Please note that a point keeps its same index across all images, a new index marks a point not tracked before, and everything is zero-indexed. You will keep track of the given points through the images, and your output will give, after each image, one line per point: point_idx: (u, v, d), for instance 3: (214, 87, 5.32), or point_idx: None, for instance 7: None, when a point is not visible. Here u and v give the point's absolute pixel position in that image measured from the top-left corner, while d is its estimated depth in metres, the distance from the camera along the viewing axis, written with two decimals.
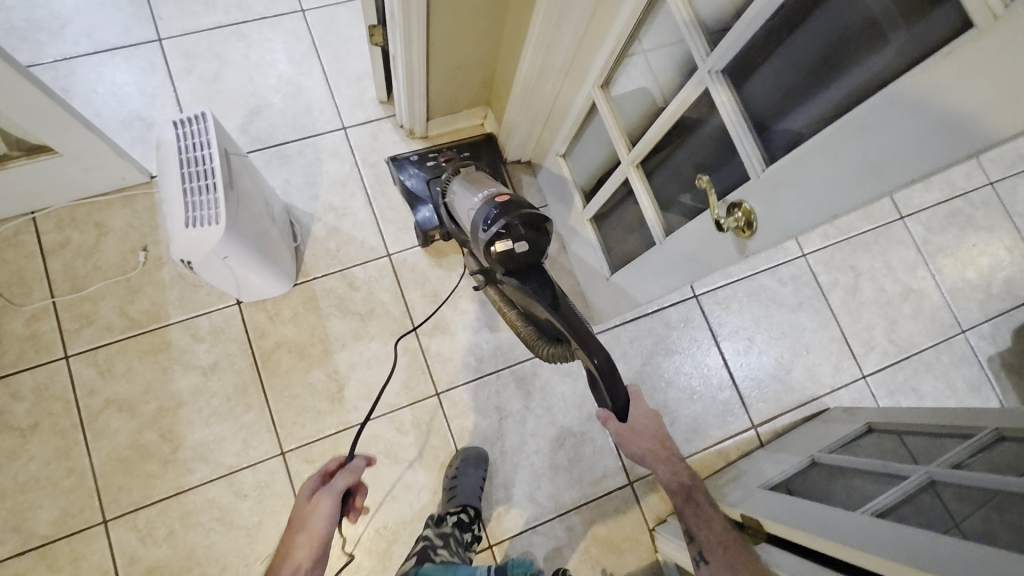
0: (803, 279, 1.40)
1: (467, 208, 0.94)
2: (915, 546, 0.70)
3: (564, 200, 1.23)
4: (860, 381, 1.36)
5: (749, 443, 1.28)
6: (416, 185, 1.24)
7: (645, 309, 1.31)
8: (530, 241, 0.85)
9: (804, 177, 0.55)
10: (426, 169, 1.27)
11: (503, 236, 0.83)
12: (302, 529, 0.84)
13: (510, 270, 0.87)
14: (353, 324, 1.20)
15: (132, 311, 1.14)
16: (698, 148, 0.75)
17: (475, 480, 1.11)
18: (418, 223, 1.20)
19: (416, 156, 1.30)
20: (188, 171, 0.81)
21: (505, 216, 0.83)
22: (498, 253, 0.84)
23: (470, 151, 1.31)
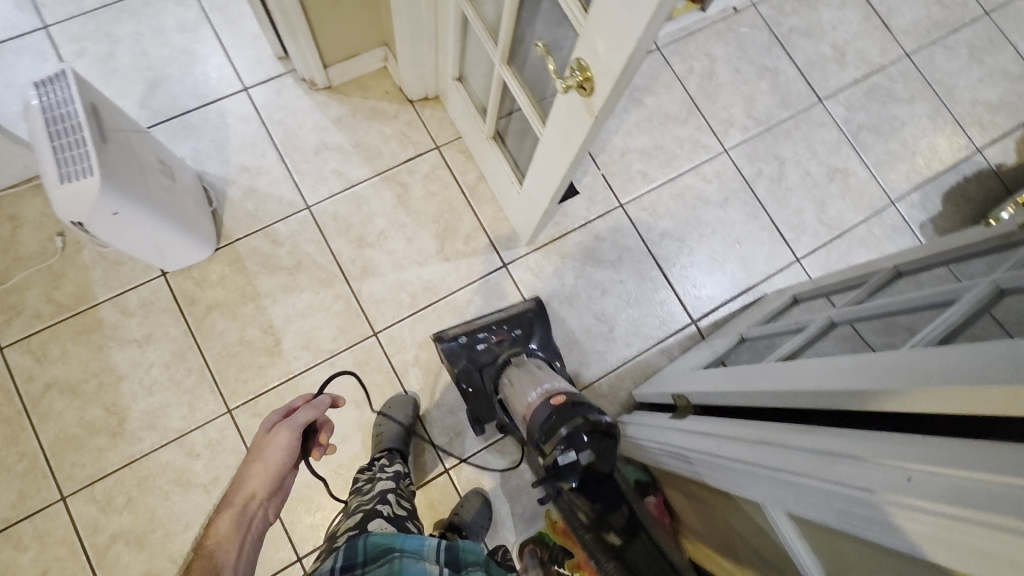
0: (728, 174, 1.41)
1: (526, 403, 0.97)
2: (823, 371, 0.70)
3: (470, 126, 1.24)
4: (795, 266, 1.37)
5: (691, 339, 1.31)
6: (461, 369, 1.15)
7: (571, 224, 1.32)
8: (594, 449, 0.85)
9: (609, 15, 0.58)
10: (474, 348, 1.16)
11: (565, 447, 0.84)
12: (258, 462, 0.83)
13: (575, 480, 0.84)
14: (283, 279, 1.22)
15: (58, 296, 1.15)
16: (545, 22, 0.77)
17: (399, 421, 1.14)
18: (474, 411, 1.15)
19: (467, 330, 1.18)
20: (55, 129, 0.82)
21: (563, 422, 0.86)
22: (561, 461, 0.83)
23: (520, 328, 1.20)
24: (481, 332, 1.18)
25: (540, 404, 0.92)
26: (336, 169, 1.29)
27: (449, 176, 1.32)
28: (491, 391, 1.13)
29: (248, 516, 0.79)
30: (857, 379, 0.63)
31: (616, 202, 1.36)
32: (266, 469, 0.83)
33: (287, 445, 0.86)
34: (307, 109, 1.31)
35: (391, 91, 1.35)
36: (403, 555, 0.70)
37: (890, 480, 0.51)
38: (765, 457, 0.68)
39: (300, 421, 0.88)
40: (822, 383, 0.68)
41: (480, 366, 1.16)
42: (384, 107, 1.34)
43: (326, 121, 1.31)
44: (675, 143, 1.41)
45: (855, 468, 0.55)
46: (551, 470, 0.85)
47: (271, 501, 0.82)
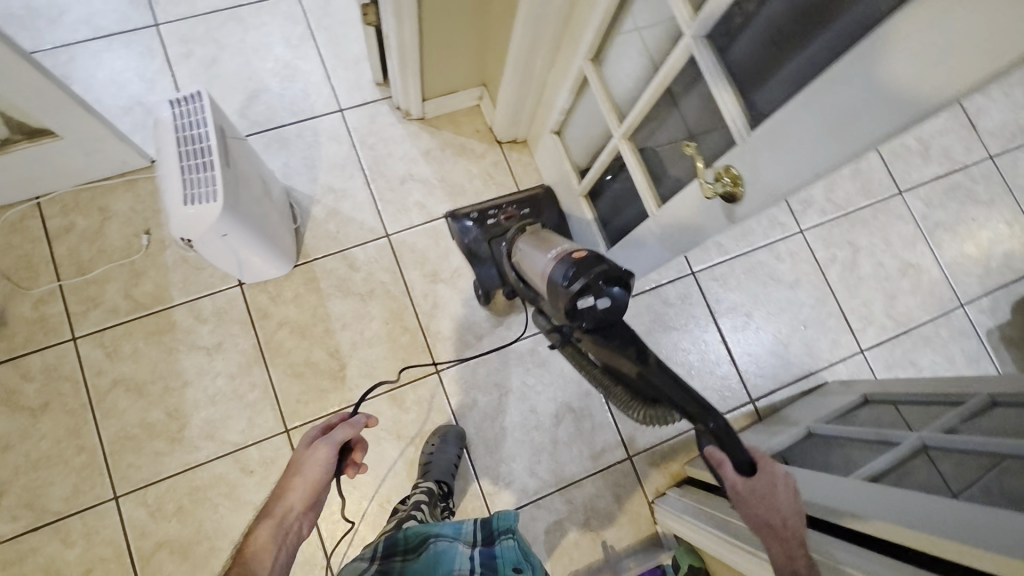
0: (801, 254, 1.40)
1: (541, 269, 0.91)
2: (912, 509, 0.71)
3: (559, 179, 1.24)
4: (858, 356, 1.36)
5: (747, 417, 1.29)
6: (472, 241, 1.21)
7: (642, 286, 1.32)
8: (612, 298, 0.78)
9: (785, 141, 0.57)
10: (484, 224, 1.22)
11: (583, 293, 0.78)
12: (296, 477, 0.74)
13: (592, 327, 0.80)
14: (354, 305, 1.22)
15: (136, 293, 1.16)
16: (687, 114, 0.76)
17: (450, 458, 1.13)
18: (482, 282, 1.20)
19: (479, 208, 1.24)
20: (185, 150, 0.83)
21: (583, 274, 0.79)
22: (580, 311, 0.78)
23: (531, 208, 1.25)
24: (491, 210, 1.24)
25: (560, 260, 0.85)
26: (419, 202, 1.30)
27: None
28: (502, 261, 1.14)
29: (285, 529, 0.71)
30: (948, 526, 0.64)
31: (688, 268, 1.35)
32: (305, 485, 0.74)
33: (325, 463, 0.76)
34: (398, 137, 1.33)
35: (482, 130, 1.36)
36: (437, 539, 0.78)
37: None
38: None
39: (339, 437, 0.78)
40: (907, 518, 0.69)
41: (487, 238, 1.21)
42: (473, 145, 1.35)
43: (415, 152, 1.32)
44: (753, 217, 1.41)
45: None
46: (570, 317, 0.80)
47: (308, 514, 0.74)
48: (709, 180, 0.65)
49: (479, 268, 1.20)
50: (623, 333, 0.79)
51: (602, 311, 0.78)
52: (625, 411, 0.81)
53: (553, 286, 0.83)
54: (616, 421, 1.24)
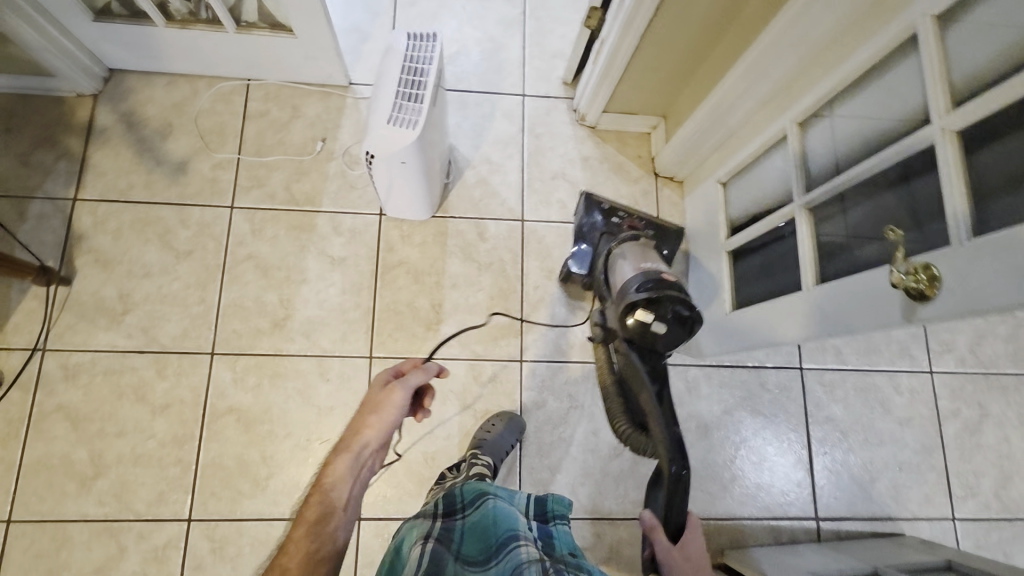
0: (922, 395, 1.30)
1: (623, 274, 1.01)
2: None
3: (706, 226, 1.23)
4: (948, 523, 1.24)
5: (805, 533, 1.21)
6: (587, 225, 1.19)
7: (744, 360, 1.28)
8: (668, 326, 0.91)
9: (1017, 257, 0.54)
10: (608, 221, 1.19)
11: (649, 308, 0.90)
12: (374, 415, 0.82)
13: (635, 340, 0.95)
14: (469, 271, 1.27)
15: (295, 189, 1.27)
16: (892, 205, 0.74)
17: (506, 443, 1.14)
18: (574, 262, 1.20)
19: (611, 205, 1.20)
20: (406, 79, 0.91)
21: (659, 293, 0.91)
22: (633, 324, 0.92)
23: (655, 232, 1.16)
24: (622, 212, 1.19)
25: (643, 274, 0.95)
26: (561, 201, 1.33)
27: None
28: (597, 258, 1.16)
29: (360, 463, 0.81)
30: None
31: (797, 361, 1.29)
32: (378, 427, 0.81)
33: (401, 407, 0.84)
34: (564, 137, 1.37)
35: (644, 156, 1.37)
36: (495, 499, 0.78)
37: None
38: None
39: (413, 383, 0.85)
40: None
41: (599, 231, 1.19)
42: (631, 168, 1.37)
43: (575, 154, 1.36)
44: (884, 338, 1.32)
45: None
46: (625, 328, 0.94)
47: (381, 451, 0.83)
48: (906, 270, 0.62)
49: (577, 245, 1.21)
50: (657, 364, 0.98)
51: (653, 332, 0.91)
52: (628, 420, 1.10)
53: (625, 288, 0.95)
54: None
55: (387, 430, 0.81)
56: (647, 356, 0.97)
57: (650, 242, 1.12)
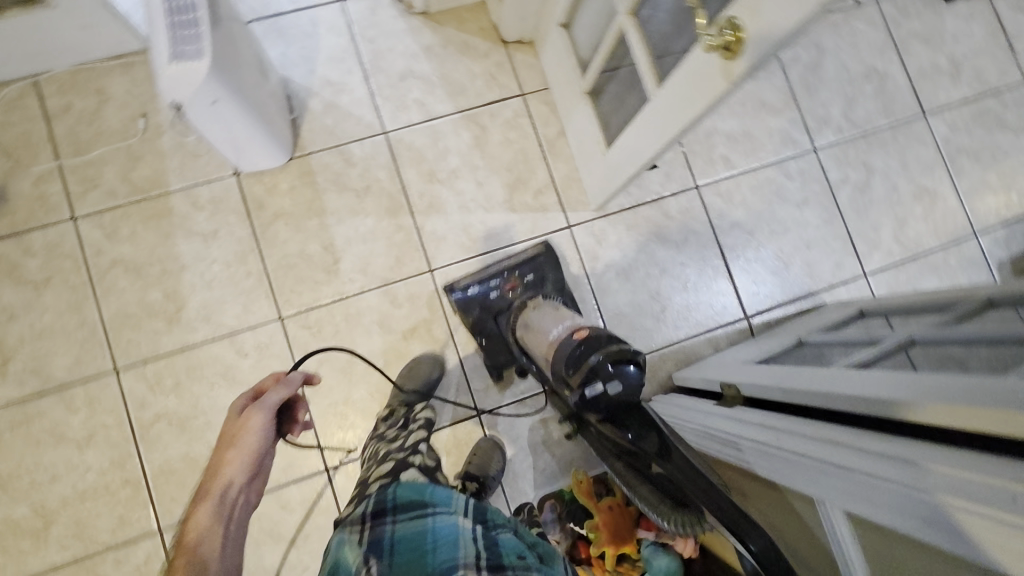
0: (811, 174, 1.36)
1: (547, 338, 0.95)
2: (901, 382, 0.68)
3: (563, 78, 1.20)
4: (860, 279, 1.34)
5: (740, 333, 1.29)
6: (474, 318, 1.17)
7: (643, 197, 1.29)
8: (624, 381, 0.80)
9: None
10: (489, 292, 1.18)
11: (592, 380, 0.80)
12: (232, 447, 0.71)
13: (608, 414, 0.82)
14: (350, 201, 1.22)
15: (134, 177, 1.17)
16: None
17: (427, 376, 1.15)
18: (488, 356, 1.17)
19: (478, 276, 1.19)
20: (172, 6, 0.81)
21: (593, 352, 0.83)
22: (591, 397, 0.80)
23: (533, 275, 1.19)
24: (495, 278, 1.19)
25: (565, 339, 0.89)
26: (419, 100, 1.27)
27: (530, 128, 1.29)
28: (506, 335, 1.13)
29: (229, 503, 0.68)
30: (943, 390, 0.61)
31: (691, 182, 1.32)
32: (242, 459, 0.71)
33: (265, 428, 0.74)
34: (399, 32, 1.28)
35: (487, 27, 1.30)
36: (434, 513, 0.67)
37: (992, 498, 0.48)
38: (829, 450, 0.65)
39: (275, 400, 0.76)
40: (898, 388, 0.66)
41: (494, 312, 1.17)
42: (477, 43, 1.30)
43: (416, 48, 1.28)
44: (764, 132, 1.35)
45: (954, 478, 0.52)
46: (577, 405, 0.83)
47: (255, 481, 0.72)
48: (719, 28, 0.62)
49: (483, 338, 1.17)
50: (639, 416, 0.81)
51: (615, 396, 0.80)
52: (654, 511, 0.80)
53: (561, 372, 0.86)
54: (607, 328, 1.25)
55: (252, 455, 0.70)
56: (614, 409, 0.81)
57: (538, 297, 1.11)
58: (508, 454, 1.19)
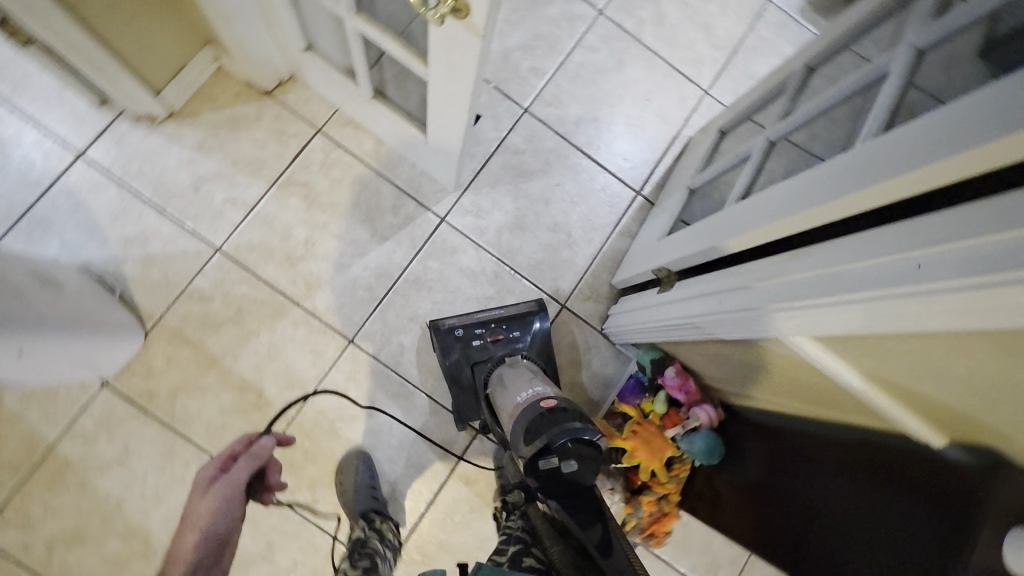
0: (612, 35, 1.35)
1: (514, 402, 0.92)
2: (786, 196, 0.69)
3: (344, 95, 1.12)
4: (708, 98, 1.36)
5: (643, 210, 1.30)
6: (451, 364, 1.12)
7: (488, 150, 1.26)
8: (582, 461, 0.78)
9: None
10: (471, 345, 1.12)
11: (546, 453, 0.77)
12: (193, 528, 0.84)
13: (550, 492, 0.80)
14: (231, 334, 1.12)
15: (6, 457, 1.03)
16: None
17: (361, 482, 1.10)
18: (459, 411, 1.13)
19: (463, 322, 1.13)
20: None
21: (546, 430, 0.79)
22: (543, 470, 0.77)
23: (520, 329, 1.14)
24: (478, 326, 1.13)
25: (528, 408, 0.85)
26: (227, 198, 1.15)
27: (347, 155, 1.20)
28: (483, 402, 1.09)
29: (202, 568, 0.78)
30: (822, 187, 0.62)
31: (520, 109, 1.29)
32: (196, 537, 0.82)
33: (224, 496, 0.87)
34: (160, 147, 1.14)
35: (242, 88, 1.18)
36: None
37: (896, 274, 0.49)
38: (776, 294, 0.66)
39: (245, 468, 0.92)
40: (788, 206, 0.68)
41: (470, 362, 1.12)
42: (244, 110, 1.18)
43: (187, 151, 1.15)
44: (551, 24, 1.33)
45: (866, 269, 0.53)
46: (530, 473, 0.79)
47: (219, 546, 0.83)
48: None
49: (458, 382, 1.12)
50: (587, 504, 0.79)
51: (567, 475, 0.78)
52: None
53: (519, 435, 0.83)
54: (535, 282, 1.24)
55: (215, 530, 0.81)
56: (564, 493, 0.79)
57: (528, 359, 1.08)
58: None
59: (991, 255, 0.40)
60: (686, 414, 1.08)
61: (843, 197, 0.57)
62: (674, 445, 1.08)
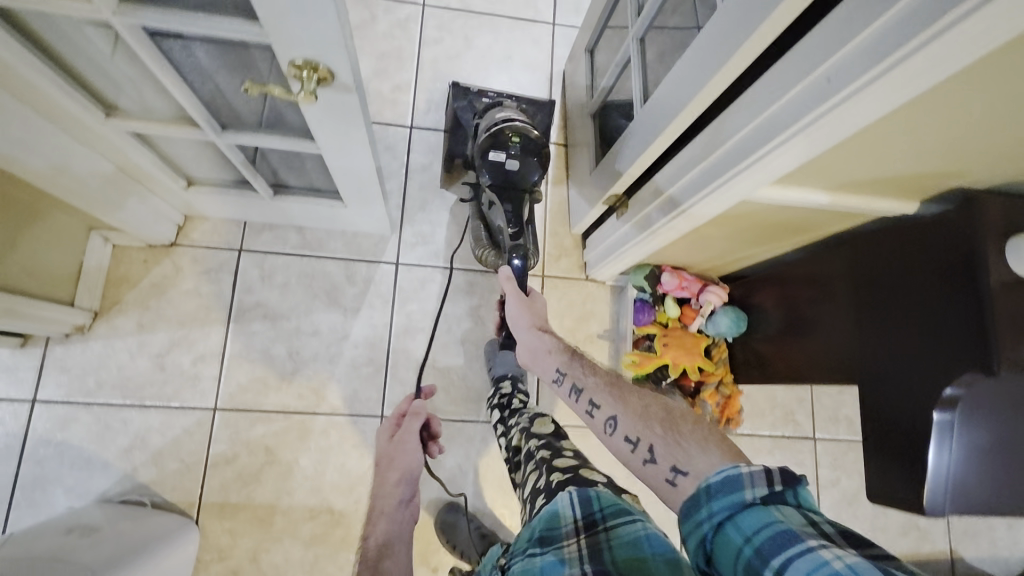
0: (446, 19, 1.35)
1: (493, 116, 1.06)
2: (685, 80, 0.74)
3: (246, 205, 1.10)
4: (559, 28, 1.38)
5: (561, 155, 1.33)
6: (459, 112, 1.16)
7: (400, 181, 1.26)
8: (522, 168, 0.99)
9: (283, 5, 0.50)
10: (478, 100, 1.16)
11: (496, 148, 0.98)
12: (389, 469, 0.93)
13: (495, 183, 1.00)
14: (274, 474, 1.10)
15: None
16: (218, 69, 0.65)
17: (468, 530, 1.09)
18: (450, 142, 1.20)
19: (483, 87, 1.17)
20: None
21: (518, 152, 0.99)
22: (490, 161, 0.98)
23: (530, 107, 1.18)
24: (488, 94, 1.16)
25: (506, 119, 1.01)
26: (194, 359, 1.12)
27: (279, 257, 1.18)
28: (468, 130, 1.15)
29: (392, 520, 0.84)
30: (712, 57, 0.66)
31: (406, 128, 1.29)
32: (397, 472, 0.93)
33: (413, 445, 0.96)
34: (103, 351, 1.09)
35: (146, 253, 1.14)
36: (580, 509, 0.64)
37: (817, 93, 0.53)
38: (725, 164, 0.70)
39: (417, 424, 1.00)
40: (692, 88, 0.72)
41: (471, 111, 1.16)
42: (160, 273, 1.14)
43: (131, 339, 1.11)
44: (387, 40, 1.32)
45: (790, 102, 0.57)
46: (481, 158, 1.00)
47: (408, 503, 0.89)
48: (297, 58, 0.56)
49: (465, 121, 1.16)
50: (518, 204, 1.02)
51: (507, 173, 0.99)
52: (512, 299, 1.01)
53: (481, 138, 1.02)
54: None
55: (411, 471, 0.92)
56: (505, 194, 1.01)
57: (530, 110, 1.15)
58: None
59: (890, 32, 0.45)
60: (698, 303, 1.13)
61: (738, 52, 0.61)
62: (702, 335, 1.14)
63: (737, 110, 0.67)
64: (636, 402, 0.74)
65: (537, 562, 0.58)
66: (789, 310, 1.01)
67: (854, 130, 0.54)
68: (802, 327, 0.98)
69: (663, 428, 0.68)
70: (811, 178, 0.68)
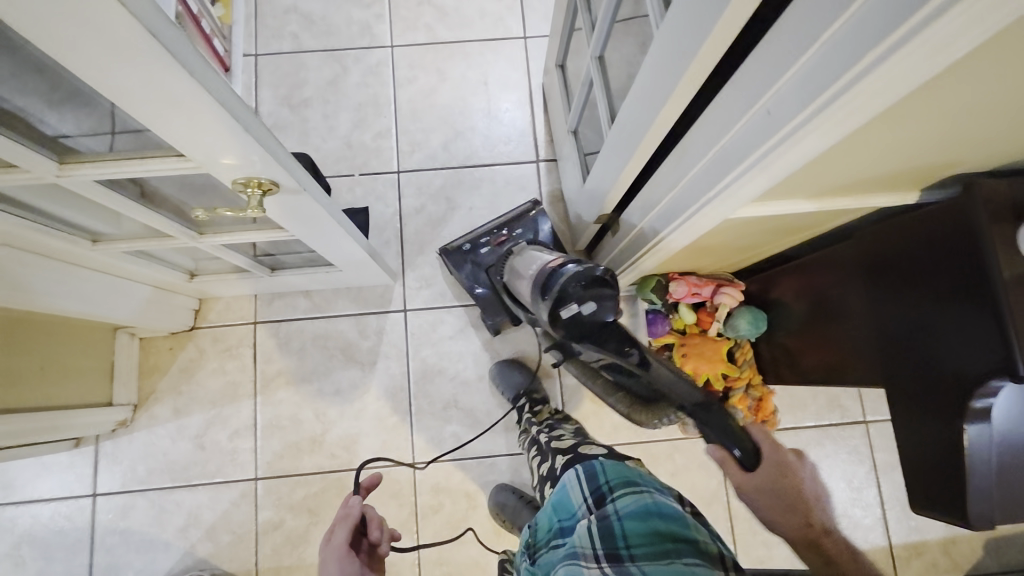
0: (415, 55, 1.34)
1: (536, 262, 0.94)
2: (635, 112, 0.71)
3: (251, 283, 1.14)
4: (531, 40, 1.35)
5: (552, 171, 1.31)
6: (468, 279, 1.16)
7: (396, 227, 1.27)
8: (601, 301, 0.79)
9: (207, 142, 0.51)
10: (484, 253, 1.16)
11: (564, 302, 0.77)
12: None
13: (576, 336, 0.81)
14: (320, 534, 1.14)
15: None
16: (177, 201, 0.67)
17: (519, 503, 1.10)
18: (484, 310, 1.16)
19: (468, 238, 1.17)
20: None
21: (580, 292, 0.77)
22: (564, 318, 0.78)
23: (521, 228, 1.17)
24: (484, 236, 1.17)
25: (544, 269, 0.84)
26: (229, 435, 1.17)
27: (292, 324, 1.21)
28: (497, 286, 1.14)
29: None
30: (654, 94, 0.63)
31: (393, 174, 1.29)
32: None
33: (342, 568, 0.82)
34: (148, 439, 1.16)
35: (171, 341, 1.20)
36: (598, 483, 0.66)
37: (759, 129, 0.48)
38: (692, 194, 0.66)
39: (341, 538, 0.85)
40: (642, 120, 0.69)
41: (485, 266, 1.16)
42: (187, 357, 1.20)
43: (171, 424, 1.17)
44: (361, 89, 1.32)
45: (738, 136, 0.52)
46: (555, 327, 0.80)
47: None
48: (238, 177, 0.58)
49: (478, 290, 1.15)
50: (613, 335, 0.82)
51: (587, 313, 0.78)
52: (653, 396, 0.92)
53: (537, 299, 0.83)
54: None
55: None
56: (601, 329, 0.81)
57: (524, 250, 1.08)
58: (611, 428, 1.20)
59: (812, 78, 0.39)
60: (713, 306, 1.08)
61: (678, 90, 0.56)
62: (723, 338, 1.09)
63: (693, 138, 0.62)
64: (773, 480, 0.80)
65: (560, 552, 0.62)
66: (811, 299, 0.94)
67: (812, 164, 0.50)
68: (827, 324, 0.91)
69: (771, 512, 0.77)
70: (793, 196, 0.62)
